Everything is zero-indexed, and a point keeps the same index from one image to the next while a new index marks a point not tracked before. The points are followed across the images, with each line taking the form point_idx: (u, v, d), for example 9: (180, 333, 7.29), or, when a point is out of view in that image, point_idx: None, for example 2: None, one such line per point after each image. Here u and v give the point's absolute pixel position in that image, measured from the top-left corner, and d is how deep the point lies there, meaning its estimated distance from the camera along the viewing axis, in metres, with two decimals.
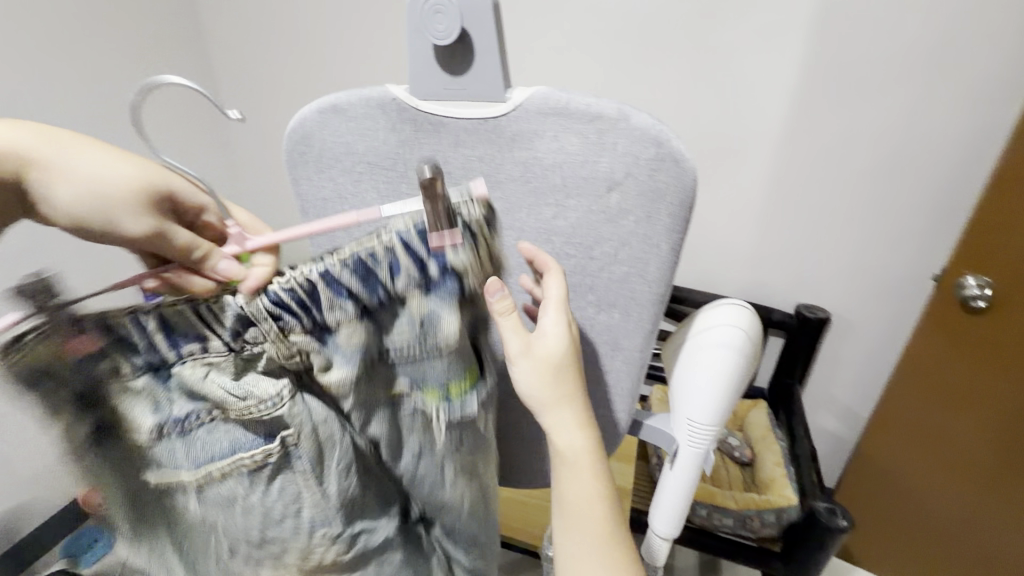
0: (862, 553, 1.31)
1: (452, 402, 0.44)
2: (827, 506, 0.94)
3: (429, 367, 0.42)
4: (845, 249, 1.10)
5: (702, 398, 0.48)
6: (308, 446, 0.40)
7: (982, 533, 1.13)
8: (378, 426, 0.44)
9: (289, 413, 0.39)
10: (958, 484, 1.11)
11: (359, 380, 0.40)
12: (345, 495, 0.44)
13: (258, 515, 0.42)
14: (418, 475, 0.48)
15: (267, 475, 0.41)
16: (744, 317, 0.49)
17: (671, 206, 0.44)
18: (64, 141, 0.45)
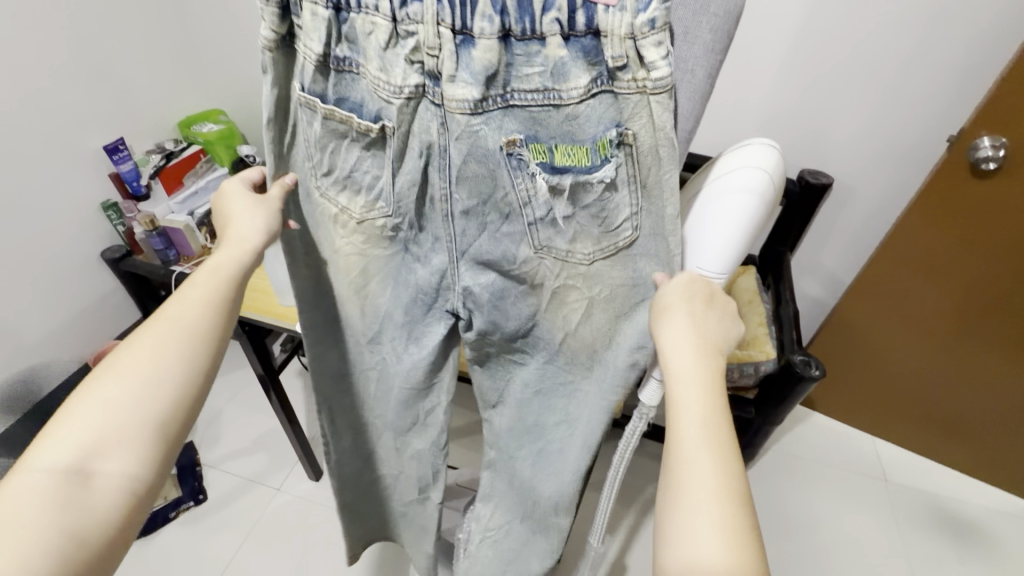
0: (820, 401, 1.47)
1: (555, 163, 0.42)
2: (803, 359, 1.02)
3: (544, 123, 0.41)
4: (863, 110, 1.03)
5: (712, 244, 0.47)
6: (399, 139, 0.44)
7: (930, 381, 1.26)
8: (456, 155, 0.43)
9: (400, 107, 0.42)
10: (914, 339, 1.21)
11: (474, 111, 0.41)
12: (463, 160, 0.44)
13: (338, 165, 0.48)
14: (486, 244, 0.49)
15: (373, 143, 0.46)
16: (768, 159, 0.46)
17: (712, 20, 0.36)
18: (127, 349, 0.45)
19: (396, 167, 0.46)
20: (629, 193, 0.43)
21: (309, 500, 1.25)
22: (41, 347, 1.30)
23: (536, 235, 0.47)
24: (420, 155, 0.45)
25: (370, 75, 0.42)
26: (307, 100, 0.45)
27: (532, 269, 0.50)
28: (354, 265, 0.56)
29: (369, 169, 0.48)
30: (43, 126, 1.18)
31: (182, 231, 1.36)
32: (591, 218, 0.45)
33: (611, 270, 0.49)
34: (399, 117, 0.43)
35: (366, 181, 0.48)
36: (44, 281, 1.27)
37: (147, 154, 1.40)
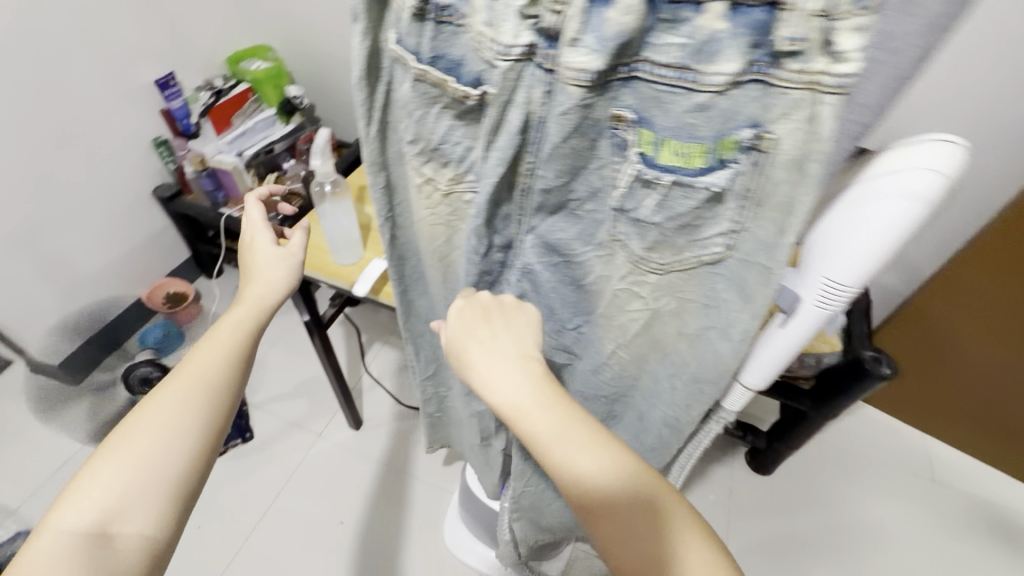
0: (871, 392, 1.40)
1: (658, 160, 0.31)
2: (874, 355, 0.95)
3: (666, 108, 0.29)
4: None
5: (845, 260, 0.37)
6: (494, 114, 0.32)
7: (1001, 385, 1.17)
8: (554, 136, 0.32)
9: (504, 74, 0.30)
10: (992, 340, 1.11)
11: (593, 86, 0.29)
12: (555, 149, 0.32)
13: (425, 134, 0.37)
14: (559, 225, 0.39)
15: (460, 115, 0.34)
16: (953, 157, 0.32)
17: None
18: (147, 403, 0.47)
19: (488, 142, 0.34)
20: (735, 208, 0.32)
21: (349, 447, 1.28)
22: (99, 281, 1.34)
23: (616, 229, 0.37)
24: (518, 134, 0.32)
25: (475, 26, 0.30)
26: (396, 49, 0.33)
27: (602, 258, 0.41)
28: (434, 234, 0.48)
29: (461, 140, 0.37)
30: (94, 58, 1.16)
31: (231, 173, 1.36)
32: (677, 228, 0.34)
33: (686, 284, 0.39)
34: (501, 85, 0.30)
35: (455, 154, 0.38)
36: (100, 217, 1.29)
37: (197, 91, 1.38)
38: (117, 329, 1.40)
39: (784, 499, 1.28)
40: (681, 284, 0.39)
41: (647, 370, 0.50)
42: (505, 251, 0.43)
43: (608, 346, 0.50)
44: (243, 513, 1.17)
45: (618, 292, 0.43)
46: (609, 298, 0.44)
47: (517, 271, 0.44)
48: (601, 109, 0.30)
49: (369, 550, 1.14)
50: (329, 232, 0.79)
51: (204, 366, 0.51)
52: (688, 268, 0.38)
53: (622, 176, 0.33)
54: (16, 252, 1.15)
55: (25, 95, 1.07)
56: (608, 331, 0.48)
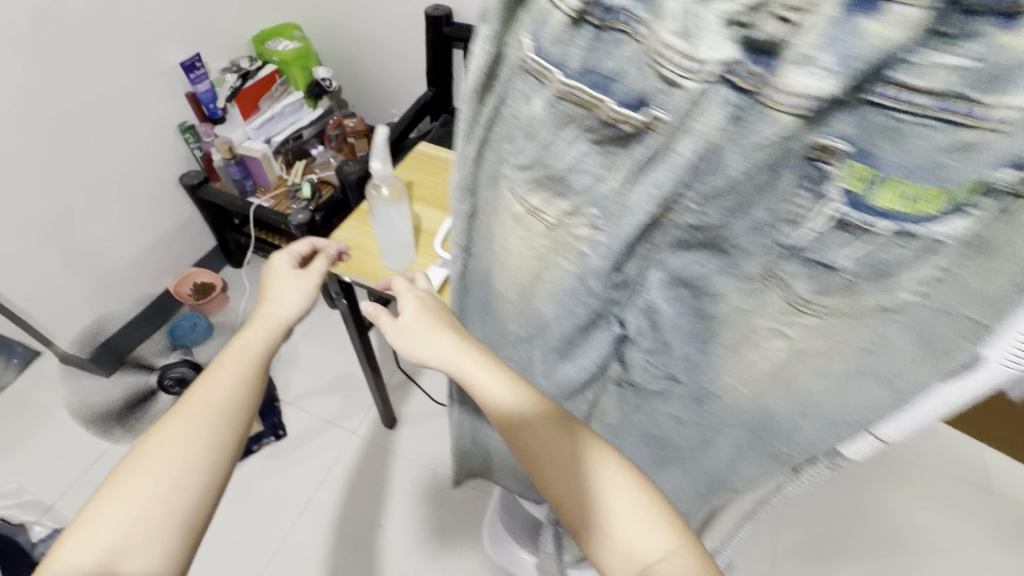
0: None
1: (870, 201, 0.24)
2: None
3: (903, 144, 0.22)
4: None
5: None
6: (660, 143, 0.26)
7: None
8: (736, 169, 0.25)
9: (687, 97, 0.24)
10: None
11: (813, 117, 0.22)
12: (734, 185, 0.26)
13: (549, 161, 0.30)
14: (697, 259, 0.32)
15: (608, 143, 0.28)
16: None
17: None
18: (154, 437, 0.49)
19: (638, 175, 0.27)
20: (957, 258, 0.25)
21: (384, 446, 1.25)
22: (129, 273, 1.31)
23: (780, 264, 0.30)
24: (686, 169, 0.26)
25: (661, 39, 0.23)
26: (539, 65, 0.27)
27: (736, 289, 0.34)
28: (522, 268, 0.41)
29: (596, 170, 0.30)
30: (118, 37, 1.10)
31: (260, 160, 1.30)
32: (866, 273, 0.27)
33: (852, 331, 0.31)
34: (682, 109, 0.24)
35: (585, 188, 0.31)
36: (127, 207, 1.25)
37: (222, 73, 1.29)
38: (146, 321, 1.37)
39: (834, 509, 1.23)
40: (844, 330, 0.31)
41: (769, 418, 0.40)
42: (625, 297, 0.36)
43: (724, 382, 0.41)
44: (279, 513, 1.15)
45: (759, 329, 0.35)
46: (734, 330, 0.36)
47: (635, 308, 0.37)
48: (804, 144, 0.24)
49: (408, 552, 1.12)
50: (385, 238, 0.72)
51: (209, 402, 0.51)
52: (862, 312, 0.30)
53: (813, 216, 0.26)
54: (46, 244, 1.12)
55: (48, 77, 1.02)
56: (722, 369, 0.40)
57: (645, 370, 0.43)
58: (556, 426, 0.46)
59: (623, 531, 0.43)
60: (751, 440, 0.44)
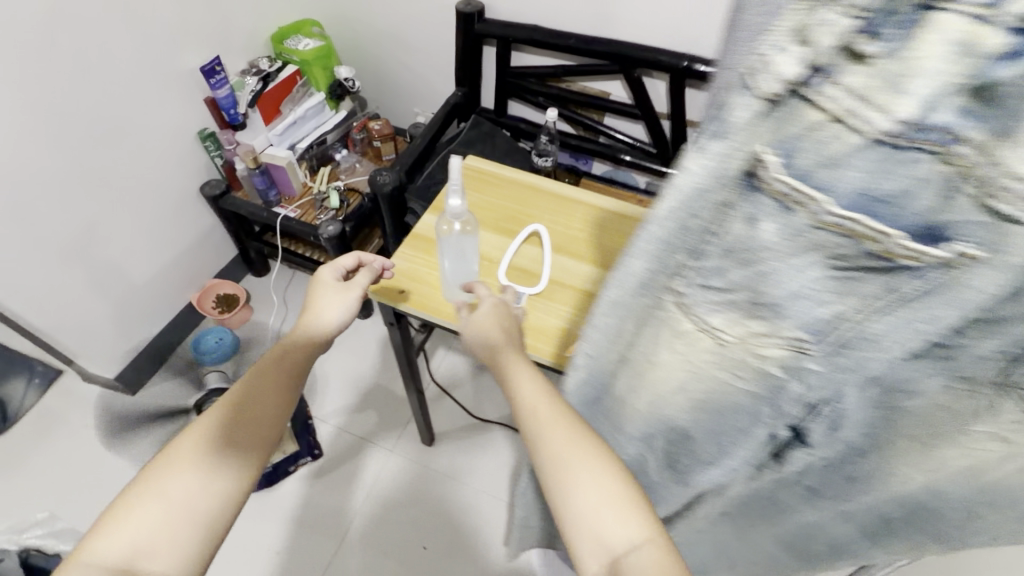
0: None
1: None
2: None
3: None
4: None
5: None
6: (943, 272, 0.22)
7: None
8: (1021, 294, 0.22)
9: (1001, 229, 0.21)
10: None
11: None
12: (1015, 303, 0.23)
13: (762, 285, 0.25)
14: (918, 368, 0.27)
15: (867, 271, 0.23)
16: None
17: None
18: (184, 436, 0.48)
19: (883, 303, 0.24)
20: None
21: (423, 464, 1.22)
22: (152, 288, 1.26)
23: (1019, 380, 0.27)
24: (968, 294, 0.23)
25: (989, 171, 0.19)
26: (791, 189, 0.22)
27: (953, 396, 0.29)
28: (663, 382, 0.33)
29: (821, 297, 0.25)
30: (134, 41, 1.02)
31: (285, 169, 1.23)
32: None
33: None
34: (993, 240, 0.21)
35: (798, 316, 0.26)
36: (150, 221, 1.19)
37: (241, 76, 1.22)
38: (169, 335, 1.33)
39: None
40: None
41: (942, 507, 0.37)
42: (808, 414, 0.31)
43: (899, 477, 0.36)
44: (321, 535, 1.12)
45: (969, 431, 0.31)
46: (933, 432, 0.32)
47: (820, 414, 0.31)
48: None
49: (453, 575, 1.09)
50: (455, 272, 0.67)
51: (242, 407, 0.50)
52: None
53: None
54: (71, 263, 1.07)
55: (65, 87, 0.95)
56: (901, 468, 0.35)
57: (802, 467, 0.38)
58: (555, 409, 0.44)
59: (596, 522, 0.40)
60: (908, 524, 0.40)
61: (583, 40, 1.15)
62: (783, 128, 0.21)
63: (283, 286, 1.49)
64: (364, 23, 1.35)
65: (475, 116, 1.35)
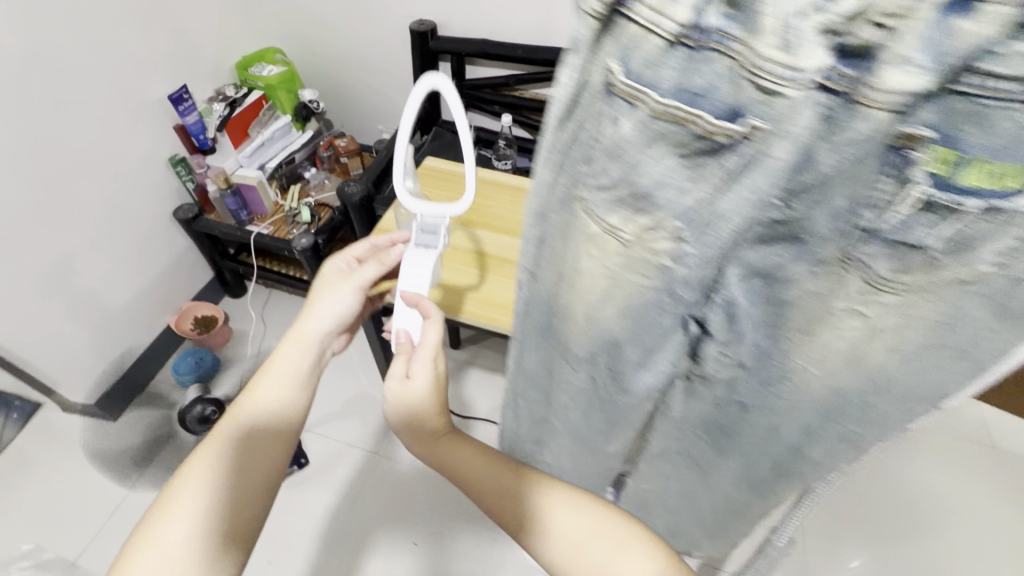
0: None
1: (964, 183, 0.26)
2: None
3: (990, 128, 0.24)
4: None
5: None
6: (761, 150, 0.27)
7: None
8: (829, 166, 0.27)
9: (790, 104, 0.25)
10: None
11: (908, 110, 0.24)
12: (830, 177, 0.28)
13: (630, 177, 0.31)
14: (776, 252, 0.34)
15: (706, 155, 0.28)
16: None
17: None
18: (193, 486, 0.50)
19: (728, 183, 0.29)
20: None
21: (409, 464, 1.24)
22: (129, 313, 1.28)
23: (858, 248, 0.32)
24: (786, 173, 0.27)
25: (760, 53, 0.24)
26: (629, 91, 0.27)
27: (819, 274, 0.35)
28: (590, 287, 0.40)
29: (681, 184, 0.30)
30: (103, 75, 1.08)
31: (256, 188, 1.28)
32: (949, 250, 0.29)
33: (926, 304, 0.33)
34: (775, 116, 0.25)
35: (670, 204, 0.31)
36: (124, 248, 1.23)
37: (209, 103, 1.29)
38: (149, 360, 1.34)
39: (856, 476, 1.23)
40: (925, 307, 0.34)
41: (839, 396, 0.43)
42: (703, 302, 0.37)
43: (798, 370, 0.42)
44: (314, 541, 1.14)
45: (835, 310, 0.37)
46: (807, 315, 0.38)
47: (714, 306, 0.38)
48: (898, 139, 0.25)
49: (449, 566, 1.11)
50: None
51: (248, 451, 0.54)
52: (946, 289, 0.32)
53: (899, 200, 0.28)
54: (48, 293, 1.09)
55: (37, 120, 0.99)
56: (804, 350, 0.41)
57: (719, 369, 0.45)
58: (566, 498, 0.54)
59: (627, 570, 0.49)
60: (822, 419, 0.46)
61: (529, 49, 1.23)
62: (615, 43, 0.26)
63: (262, 305, 1.52)
64: (322, 48, 1.41)
65: (437, 127, 1.42)
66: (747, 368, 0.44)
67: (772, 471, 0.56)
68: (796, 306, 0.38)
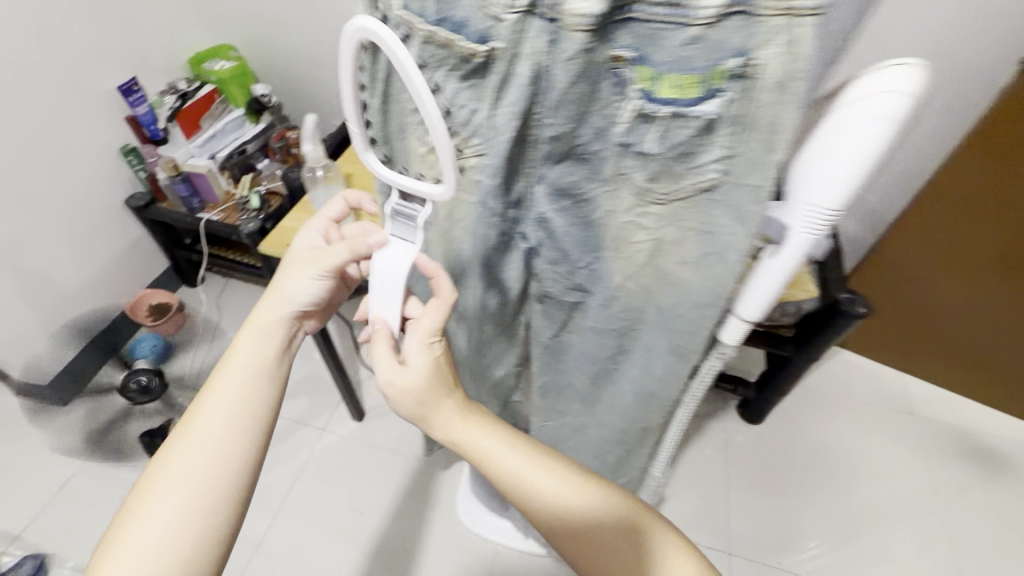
0: (853, 339, 1.46)
1: (660, 95, 0.33)
2: (849, 296, 1.02)
3: (662, 43, 0.31)
4: (920, 38, 1.00)
5: (831, 182, 0.40)
6: (505, 66, 0.34)
7: (982, 329, 1.25)
8: (563, 82, 0.34)
9: (510, 25, 0.32)
10: (955, 280, 1.21)
11: (597, 30, 0.31)
12: (569, 96, 0.35)
13: (430, 98, 0.39)
14: (569, 171, 0.41)
15: (471, 74, 0.36)
16: (915, 76, 0.36)
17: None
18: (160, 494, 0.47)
19: (495, 99, 0.36)
20: (729, 133, 0.34)
21: (355, 440, 1.29)
22: (80, 297, 1.32)
23: (621, 164, 0.39)
24: (529, 86, 0.34)
25: None
26: (406, 19, 0.35)
27: (608, 193, 0.42)
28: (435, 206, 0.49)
29: (468, 102, 0.38)
30: (51, 63, 1.13)
31: (206, 176, 1.33)
32: (676, 156, 0.36)
33: (688, 214, 0.41)
34: (506, 39, 0.33)
35: (461, 121, 0.39)
36: (75, 232, 1.27)
37: (161, 95, 1.34)
38: (102, 345, 1.37)
39: (777, 442, 1.33)
40: (685, 217, 0.41)
41: (656, 311, 0.50)
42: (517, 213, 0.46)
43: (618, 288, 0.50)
44: (259, 512, 1.18)
45: (625, 226, 0.44)
46: (611, 235, 0.45)
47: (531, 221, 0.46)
48: (604, 57, 0.33)
49: (390, 533, 1.15)
50: None
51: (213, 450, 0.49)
52: (691, 197, 0.39)
53: (623, 112, 0.35)
54: None
55: None
56: (615, 269, 0.48)
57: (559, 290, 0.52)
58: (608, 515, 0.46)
59: None
60: (652, 335, 0.53)
61: None
62: None
63: (217, 293, 1.56)
64: None
65: None
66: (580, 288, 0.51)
67: (635, 396, 0.63)
68: (598, 224, 0.45)
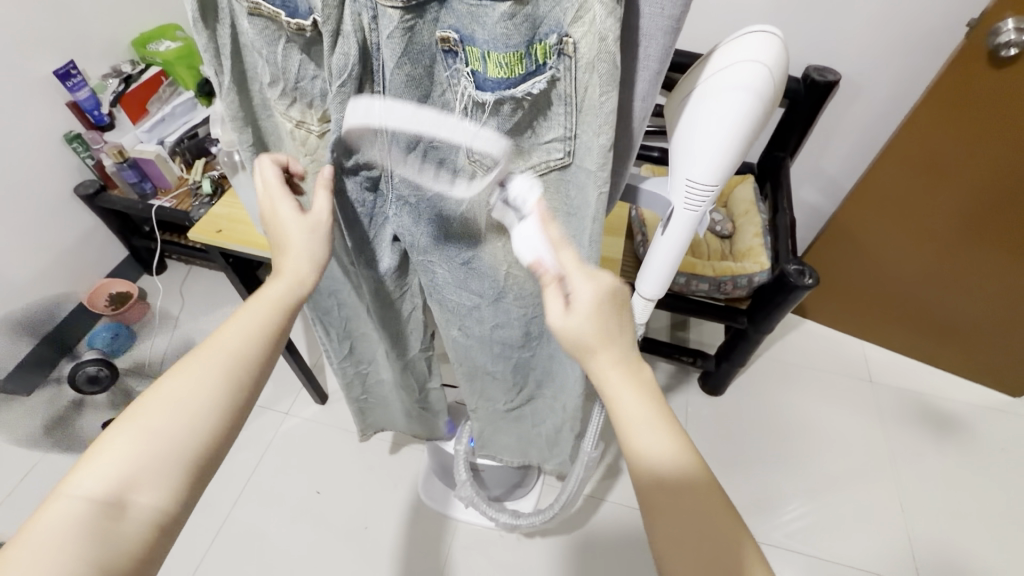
0: (813, 308, 1.48)
1: (489, 74, 0.38)
2: (797, 267, 0.99)
3: (483, 22, 0.35)
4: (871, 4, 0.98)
5: (699, 152, 0.41)
6: (329, 35, 0.37)
7: (935, 292, 1.28)
8: (390, 59, 0.38)
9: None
10: (914, 244, 1.22)
11: (408, 6, 0.36)
12: (402, 69, 0.39)
13: (283, 72, 0.42)
14: (419, 156, 0.47)
15: (310, 44, 0.40)
16: (770, 47, 0.38)
17: None
18: (172, 382, 0.42)
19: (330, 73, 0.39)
20: (563, 112, 0.41)
21: (319, 422, 1.30)
22: (34, 289, 1.30)
23: (471, 154, 0.44)
24: (356, 56, 0.38)
25: None
26: None
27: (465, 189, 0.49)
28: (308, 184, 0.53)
29: (317, 73, 0.42)
30: None
31: (155, 162, 1.28)
32: (514, 128, 0.42)
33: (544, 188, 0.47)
34: (324, 11, 0.36)
35: (314, 90, 0.44)
36: (21, 223, 1.24)
37: (104, 79, 1.30)
38: (59, 336, 1.36)
39: (736, 411, 1.35)
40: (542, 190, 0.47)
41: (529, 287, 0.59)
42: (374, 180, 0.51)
43: (494, 265, 0.58)
44: (221, 496, 1.19)
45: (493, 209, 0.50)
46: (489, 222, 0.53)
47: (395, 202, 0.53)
48: (425, 29, 0.38)
49: (354, 511, 1.17)
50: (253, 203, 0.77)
51: (232, 359, 0.44)
52: (537, 168, 0.45)
53: (461, 87, 0.40)
54: None
55: None
56: (498, 252, 0.56)
57: (450, 255, 0.57)
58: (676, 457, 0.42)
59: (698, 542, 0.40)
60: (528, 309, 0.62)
61: None
62: None
63: (180, 282, 1.56)
64: None
65: None
66: (458, 269, 0.59)
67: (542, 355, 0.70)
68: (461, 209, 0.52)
